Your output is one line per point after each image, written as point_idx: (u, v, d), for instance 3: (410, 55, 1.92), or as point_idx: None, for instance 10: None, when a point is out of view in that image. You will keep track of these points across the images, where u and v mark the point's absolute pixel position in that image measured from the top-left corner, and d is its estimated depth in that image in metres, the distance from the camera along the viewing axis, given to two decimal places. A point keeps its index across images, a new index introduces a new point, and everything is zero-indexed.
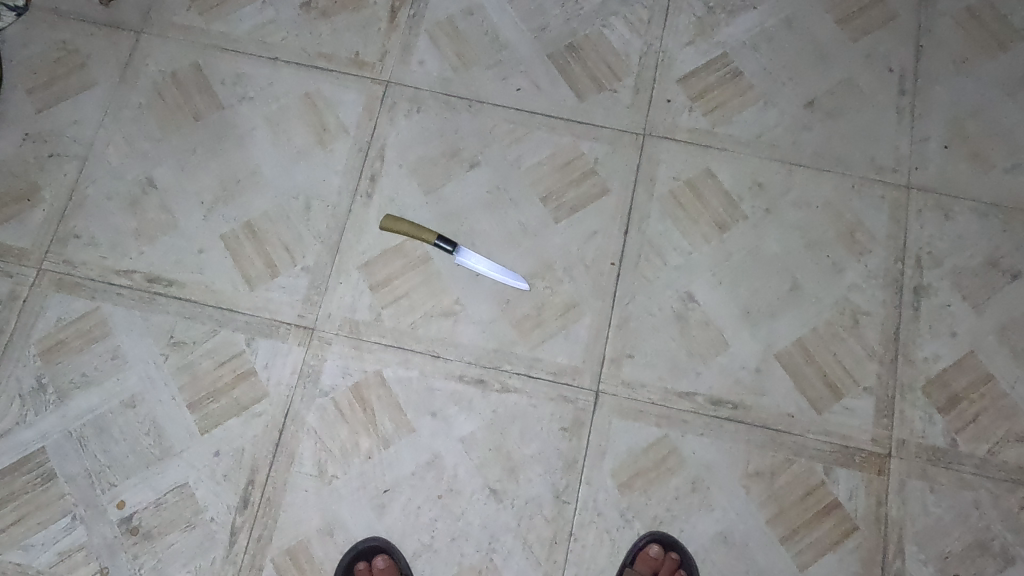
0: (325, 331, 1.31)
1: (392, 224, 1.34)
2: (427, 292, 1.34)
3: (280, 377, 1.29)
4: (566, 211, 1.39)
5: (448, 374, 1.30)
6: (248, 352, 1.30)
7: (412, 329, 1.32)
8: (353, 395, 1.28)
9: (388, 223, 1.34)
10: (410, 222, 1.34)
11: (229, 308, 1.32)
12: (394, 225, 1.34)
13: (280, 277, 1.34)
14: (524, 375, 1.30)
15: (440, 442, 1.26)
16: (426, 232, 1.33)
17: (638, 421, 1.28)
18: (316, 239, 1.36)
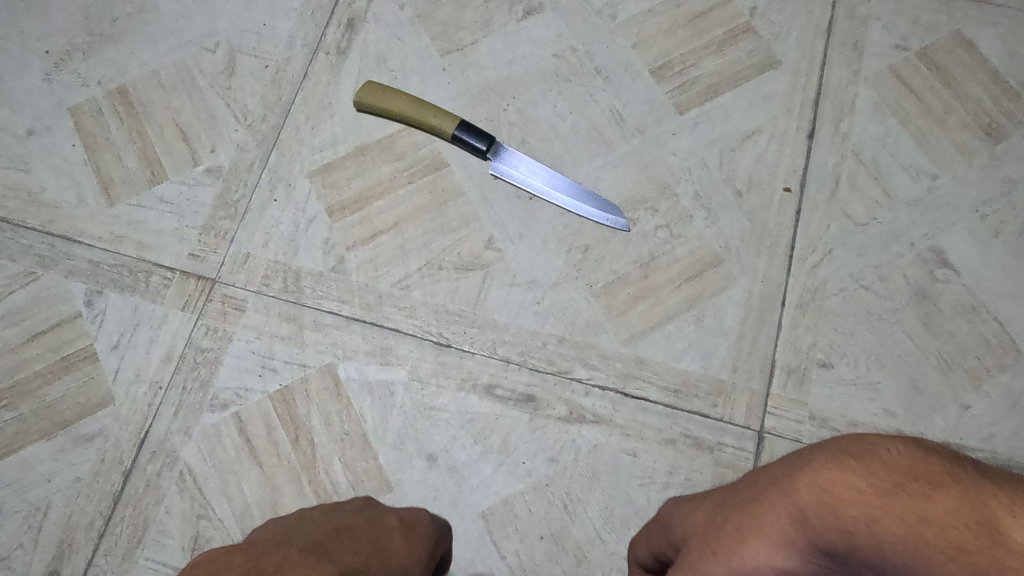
0: (236, 288, 0.69)
1: (370, 99, 0.73)
2: (436, 224, 0.71)
3: (140, 369, 0.66)
4: (699, 96, 0.75)
5: (465, 381, 0.66)
6: (87, 319, 0.68)
7: (402, 292, 0.69)
8: (277, 412, 0.65)
9: (364, 96, 0.73)
10: (404, 94, 0.73)
11: (62, 235, 0.70)
12: (374, 100, 0.73)
13: (165, 185, 0.72)
14: (614, 392, 0.66)
15: (440, 515, 0.62)
16: (435, 111, 0.72)
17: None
18: (238, 121, 0.74)
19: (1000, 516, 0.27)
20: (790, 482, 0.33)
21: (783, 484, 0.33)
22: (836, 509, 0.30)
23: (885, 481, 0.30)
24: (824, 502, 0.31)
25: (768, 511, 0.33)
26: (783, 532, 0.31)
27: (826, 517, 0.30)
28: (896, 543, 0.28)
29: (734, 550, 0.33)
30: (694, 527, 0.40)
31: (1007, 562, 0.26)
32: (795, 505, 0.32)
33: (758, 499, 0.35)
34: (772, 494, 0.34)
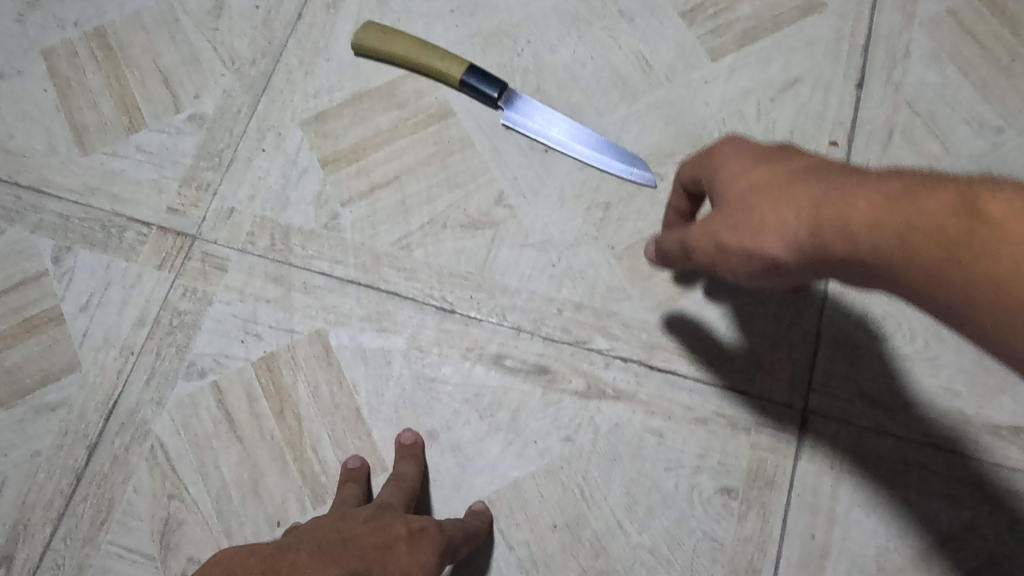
0: (219, 245, 0.62)
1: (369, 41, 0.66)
2: (441, 178, 0.64)
3: (111, 333, 0.60)
4: (734, 41, 0.68)
5: (471, 351, 0.59)
6: (54, 277, 0.61)
7: (401, 252, 0.62)
8: (259, 382, 0.58)
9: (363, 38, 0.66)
10: (409, 37, 0.65)
11: (29, 186, 0.64)
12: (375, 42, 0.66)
13: (144, 134, 0.65)
14: (639, 366, 0.58)
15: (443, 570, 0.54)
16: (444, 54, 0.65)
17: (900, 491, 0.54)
18: (225, 65, 0.67)
19: (987, 206, 0.28)
20: (812, 183, 0.35)
21: (797, 187, 0.35)
22: (842, 223, 0.32)
23: (895, 191, 0.31)
24: (832, 209, 0.33)
25: (779, 210, 0.35)
26: (791, 231, 0.35)
27: (836, 215, 0.32)
28: (889, 235, 0.30)
29: (749, 233, 0.36)
30: (719, 180, 0.41)
31: (985, 244, 0.27)
32: (805, 208, 0.34)
33: (775, 188, 0.36)
34: (793, 191, 0.35)
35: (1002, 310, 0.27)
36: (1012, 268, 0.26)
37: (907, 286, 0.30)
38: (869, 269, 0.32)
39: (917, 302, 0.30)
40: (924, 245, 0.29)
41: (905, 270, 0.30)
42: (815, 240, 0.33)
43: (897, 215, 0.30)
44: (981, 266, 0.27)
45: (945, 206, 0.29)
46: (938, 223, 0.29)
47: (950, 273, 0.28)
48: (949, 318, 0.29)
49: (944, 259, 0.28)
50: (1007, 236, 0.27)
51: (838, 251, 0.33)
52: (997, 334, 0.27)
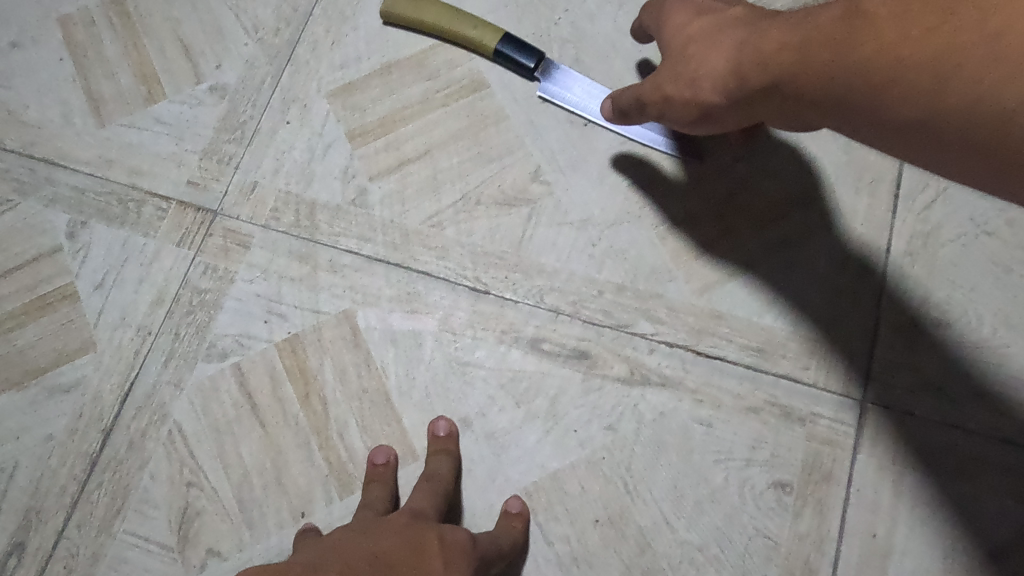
0: (241, 221, 0.59)
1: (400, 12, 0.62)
2: (474, 153, 0.60)
3: (128, 312, 0.57)
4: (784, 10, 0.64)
5: (507, 335, 0.56)
6: (69, 253, 0.58)
7: (433, 229, 0.59)
8: (283, 364, 0.55)
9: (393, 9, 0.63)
10: (440, 5, 0.62)
11: (44, 158, 0.61)
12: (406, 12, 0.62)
13: (163, 105, 0.62)
14: (686, 351, 0.55)
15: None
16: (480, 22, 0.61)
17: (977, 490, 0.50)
18: (248, 34, 0.64)
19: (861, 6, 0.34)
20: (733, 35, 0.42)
21: (724, 40, 0.42)
22: (759, 61, 0.39)
23: (798, 21, 0.38)
24: (753, 51, 0.40)
25: (710, 58, 0.43)
26: (721, 74, 0.42)
27: (755, 56, 0.40)
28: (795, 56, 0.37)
29: (693, 91, 0.44)
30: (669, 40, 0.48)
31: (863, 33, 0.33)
32: (731, 53, 0.41)
33: (705, 41, 0.44)
34: (719, 45, 0.43)
35: (880, 89, 0.33)
36: (880, 55, 0.33)
37: (813, 101, 0.37)
38: (787, 94, 0.39)
39: (823, 109, 0.37)
40: (820, 58, 0.36)
41: (812, 85, 0.37)
42: (740, 77, 0.41)
43: (802, 46, 0.37)
44: (864, 53, 0.33)
45: (836, 23, 0.35)
46: (833, 35, 0.35)
47: (841, 74, 0.35)
48: (849, 115, 0.36)
49: (834, 62, 0.35)
50: (876, 30, 0.33)
51: (758, 84, 0.40)
52: (882, 112, 0.34)
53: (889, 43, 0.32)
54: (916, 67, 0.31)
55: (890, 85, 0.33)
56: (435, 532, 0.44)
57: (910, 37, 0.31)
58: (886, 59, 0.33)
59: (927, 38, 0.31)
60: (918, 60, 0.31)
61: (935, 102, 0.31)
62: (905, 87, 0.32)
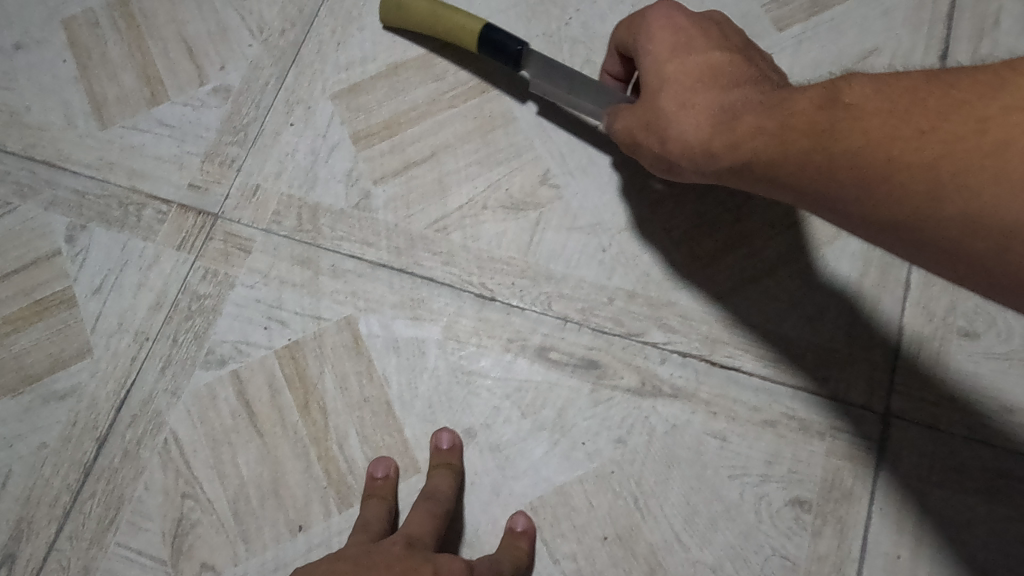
0: (243, 225, 0.57)
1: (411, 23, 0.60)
2: (481, 155, 0.59)
3: (125, 316, 0.55)
4: (804, 8, 0.62)
5: (513, 343, 0.54)
6: (67, 256, 0.57)
7: (438, 234, 0.57)
8: (283, 372, 0.53)
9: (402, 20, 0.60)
10: (416, 2, 0.58)
11: (44, 160, 0.60)
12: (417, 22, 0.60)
13: (166, 107, 0.61)
14: (700, 362, 0.53)
15: None
16: (456, 22, 0.57)
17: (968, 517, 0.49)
18: (252, 34, 0.63)
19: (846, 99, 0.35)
20: (706, 90, 0.42)
21: (697, 96, 0.42)
22: (731, 128, 0.39)
23: (776, 100, 0.38)
24: (728, 116, 0.40)
25: (680, 114, 0.42)
26: (688, 133, 0.41)
27: (727, 121, 0.39)
28: (765, 133, 0.37)
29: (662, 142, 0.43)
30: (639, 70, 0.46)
31: (848, 126, 0.34)
32: (705, 117, 0.41)
33: (680, 86, 0.42)
34: (691, 96, 0.42)
35: (855, 184, 0.34)
36: (872, 156, 0.33)
37: (775, 179, 0.38)
38: (748, 165, 0.39)
39: (781, 190, 0.38)
40: (801, 144, 0.36)
41: (781, 163, 0.37)
42: (708, 141, 0.40)
43: (780, 123, 0.37)
44: (845, 145, 0.34)
45: (819, 109, 0.36)
46: (811, 121, 0.36)
47: (822, 164, 0.35)
48: (812, 198, 0.37)
49: (819, 151, 0.35)
50: (866, 129, 0.34)
51: (726, 159, 0.40)
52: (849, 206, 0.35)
53: (883, 148, 0.33)
54: (900, 173, 0.32)
55: (867, 182, 0.34)
56: (431, 566, 0.43)
57: (906, 145, 0.32)
58: (871, 161, 0.33)
59: (922, 151, 0.32)
60: (906, 170, 0.32)
61: (908, 212, 0.32)
62: (880, 187, 0.33)
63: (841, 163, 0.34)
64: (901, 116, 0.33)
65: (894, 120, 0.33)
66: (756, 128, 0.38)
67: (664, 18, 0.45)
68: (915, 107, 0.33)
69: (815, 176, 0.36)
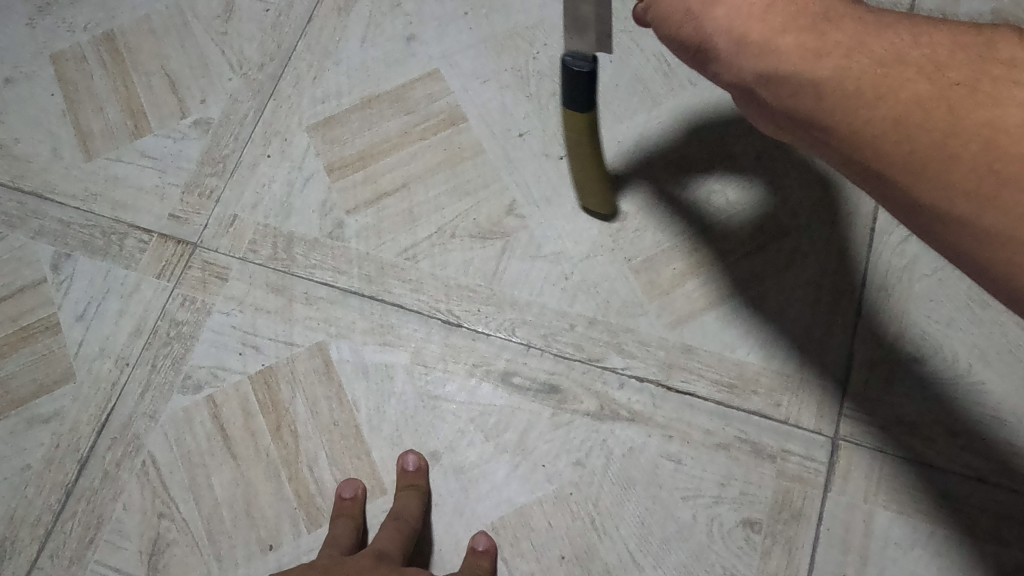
0: (220, 254, 0.60)
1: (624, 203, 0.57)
2: (450, 186, 0.61)
3: (107, 342, 0.58)
4: None
5: (478, 368, 0.56)
6: (52, 285, 0.60)
7: (408, 262, 0.59)
8: (257, 396, 0.56)
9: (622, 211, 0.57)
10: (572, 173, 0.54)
11: (32, 192, 0.63)
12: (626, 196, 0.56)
13: (149, 139, 0.64)
14: (656, 387, 0.55)
15: None
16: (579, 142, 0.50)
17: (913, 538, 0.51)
18: (232, 69, 0.66)
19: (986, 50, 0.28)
20: None
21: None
22: (815, 33, 0.31)
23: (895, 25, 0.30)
24: (818, 15, 0.31)
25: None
26: (752, 11, 0.32)
27: (812, 21, 0.31)
28: (861, 56, 0.29)
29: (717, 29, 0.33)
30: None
31: (974, 81, 0.27)
32: (782, 11, 0.31)
33: None
34: None
35: (930, 154, 0.27)
36: (978, 125, 0.26)
37: (844, 104, 0.29)
38: (808, 80, 0.30)
39: (839, 130, 0.30)
40: (912, 85, 0.28)
41: (868, 92, 0.29)
42: (775, 33, 0.31)
43: (888, 52, 0.29)
44: (960, 96, 0.27)
45: (947, 52, 0.28)
46: (931, 59, 0.28)
47: (930, 107, 0.27)
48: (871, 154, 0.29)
49: (940, 99, 0.27)
50: (993, 90, 0.27)
51: (798, 64, 0.31)
52: (905, 177, 0.28)
53: (997, 117, 0.26)
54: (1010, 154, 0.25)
55: (968, 149, 0.26)
56: None
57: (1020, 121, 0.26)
58: (979, 126, 0.26)
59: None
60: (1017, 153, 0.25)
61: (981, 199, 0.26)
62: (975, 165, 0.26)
63: (957, 122, 0.27)
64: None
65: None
66: (849, 45, 0.30)
67: None
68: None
69: (902, 129, 0.28)
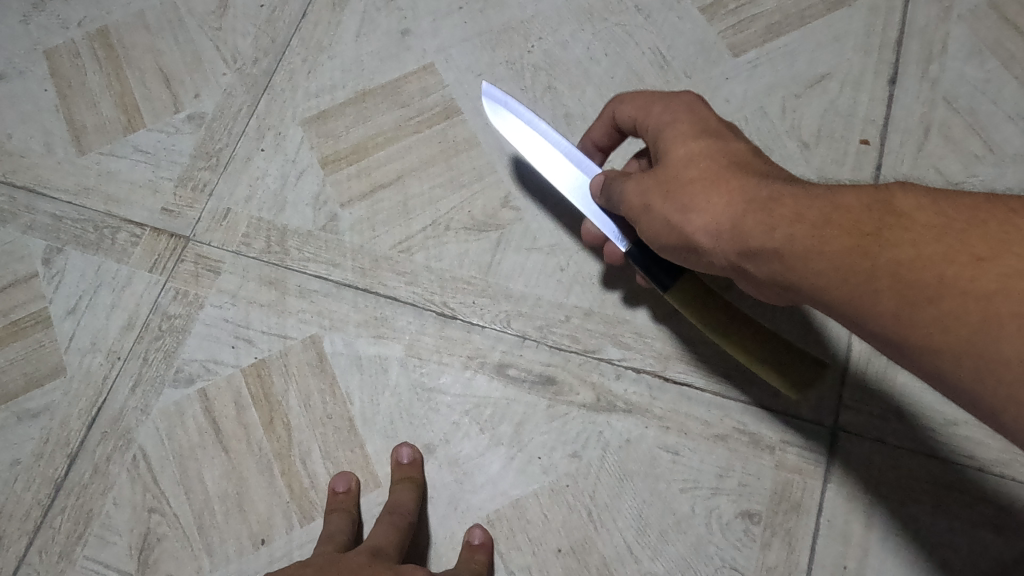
0: (213, 247, 0.59)
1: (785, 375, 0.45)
2: (445, 179, 0.61)
3: (98, 336, 0.57)
4: (757, 34, 0.64)
5: (472, 360, 0.55)
6: (43, 279, 0.59)
7: (402, 255, 0.59)
8: (249, 389, 0.55)
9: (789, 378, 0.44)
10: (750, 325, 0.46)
11: (24, 186, 0.62)
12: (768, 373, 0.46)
13: (143, 134, 0.64)
14: (653, 378, 0.54)
15: None
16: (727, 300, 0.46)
17: (913, 530, 0.50)
18: (226, 64, 0.65)
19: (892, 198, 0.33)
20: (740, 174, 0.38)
21: (721, 181, 0.38)
22: (767, 211, 0.36)
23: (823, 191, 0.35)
24: (766, 198, 0.36)
25: (711, 195, 0.38)
26: (715, 208, 0.38)
27: (759, 204, 0.36)
28: (800, 225, 0.34)
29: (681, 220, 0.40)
30: (657, 153, 0.43)
31: (896, 233, 0.32)
32: (734, 198, 0.37)
33: (710, 168, 0.39)
34: (722, 178, 0.38)
35: (874, 301, 0.32)
36: (904, 273, 0.31)
37: (803, 269, 0.34)
38: (770, 251, 0.35)
39: (801, 288, 0.35)
40: (835, 242, 0.33)
41: (813, 264, 0.34)
42: (738, 221, 0.37)
43: (819, 218, 0.34)
44: (889, 252, 0.32)
45: (865, 208, 0.33)
46: (856, 220, 0.33)
47: (854, 273, 0.33)
48: (840, 306, 0.34)
49: (859, 253, 0.32)
50: (916, 240, 0.31)
51: (754, 245, 0.36)
52: (861, 317, 0.33)
53: (929, 265, 0.30)
54: (926, 298, 0.30)
55: (889, 298, 0.31)
56: None
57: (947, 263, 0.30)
58: (912, 276, 0.31)
59: (949, 277, 0.30)
60: (931, 295, 0.30)
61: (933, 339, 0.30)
62: (900, 307, 0.31)
63: (873, 274, 0.32)
64: (936, 233, 0.31)
65: (932, 238, 0.31)
66: (792, 218, 0.35)
67: (691, 104, 0.44)
68: (951, 225, 0.31)
69: (841, 275, 0.33)
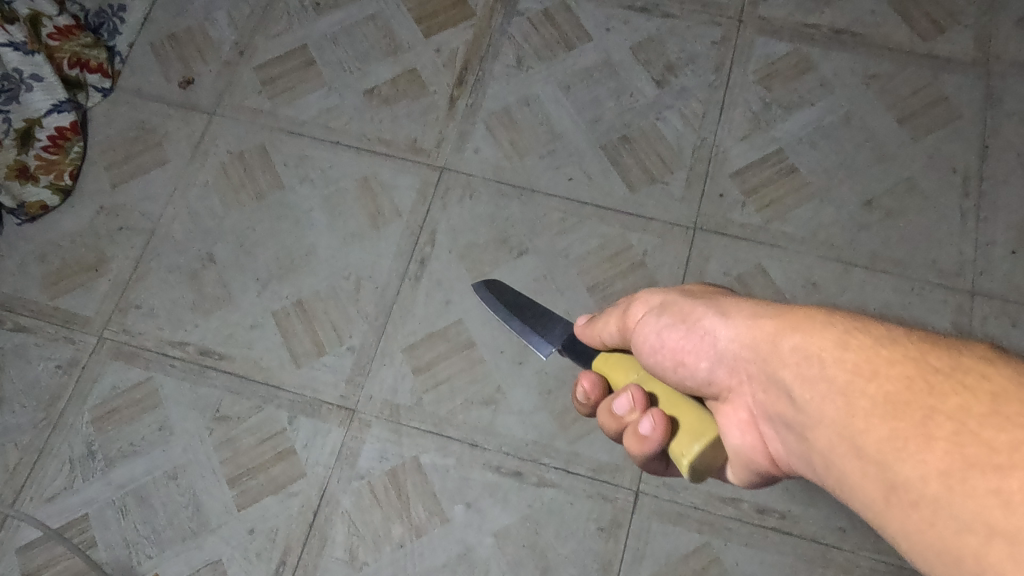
0: (366, 414, 1.31)
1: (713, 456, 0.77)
2: (470, 378, 1.33)
3: (319, 457, 1.29)
4: (612, 302, 1.38)
5: (485, 464, 1.28)
6: (289, 430, 1.31)
7: (452, 415, 1.31)
8: (389, 479, 1.28)
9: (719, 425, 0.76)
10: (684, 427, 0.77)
11: (273, 384, 1.34)
12: (700, 445, 0.75)
13: (326, 356, 1.36)
14: (563, 470, 1.27)
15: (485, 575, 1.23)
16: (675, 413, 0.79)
17: (668, 533, 1.24)
18: (363, 320, 1.38)
19: (961, 357, 0.51)
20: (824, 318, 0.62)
21: (751, 306, 0.72)
22: (842, 336, 0.58)
23: (894, 336, 0.56)
24: (850, 331, 0.58)
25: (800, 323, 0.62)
26: (803, 332, 0.61)
27: (833, 332, 0.59)
28: (860, 350, 0.56)
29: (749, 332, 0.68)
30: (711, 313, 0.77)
31: (947, 375, 0.49)
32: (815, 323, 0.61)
33: (792, 316, 0.64)
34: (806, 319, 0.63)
35: (925, 435, 0.47)
36: (961, 411, 0.46)
37: (860, 388, 0.54)
38: (829, 363, 0.57)
39: (851, 404, 0.54)
40: (898, 372, 0.52)
41: (864, 380, 0.54)
42: (820, 338, 0.59)
43: (891, 352, 0.54)
44: (943, 390, 0.48)
45: (937, 356, 0.51)
46: (926, 363, 0.51)
47: (911, 406, 0.49)
48: (887, 428, 0.50)
49: (925, 387, 0.49)
50: (979, 391, 0.47)
51: (824, 355, 0.58)
52: (903, 448, 0.48)
53: (977, 407, 0.46)
54: (971, 455, 0.44)
55: (935, 434, 0.47)
56: None
57: (994, 416, 0.45)
58: (969, 415, 0.46)
59: (996, 438, 0.44)
60: (984, 456, 0.43)
61: (967, 473, 0.44)
62: (941, 457, 0.45)
63: (932, 409, 0.48)
64: (997, 394, 0.46)
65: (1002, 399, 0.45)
66: (854, 343, 0.56)
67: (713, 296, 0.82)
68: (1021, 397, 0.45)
69: (896, 405, 0.50)
